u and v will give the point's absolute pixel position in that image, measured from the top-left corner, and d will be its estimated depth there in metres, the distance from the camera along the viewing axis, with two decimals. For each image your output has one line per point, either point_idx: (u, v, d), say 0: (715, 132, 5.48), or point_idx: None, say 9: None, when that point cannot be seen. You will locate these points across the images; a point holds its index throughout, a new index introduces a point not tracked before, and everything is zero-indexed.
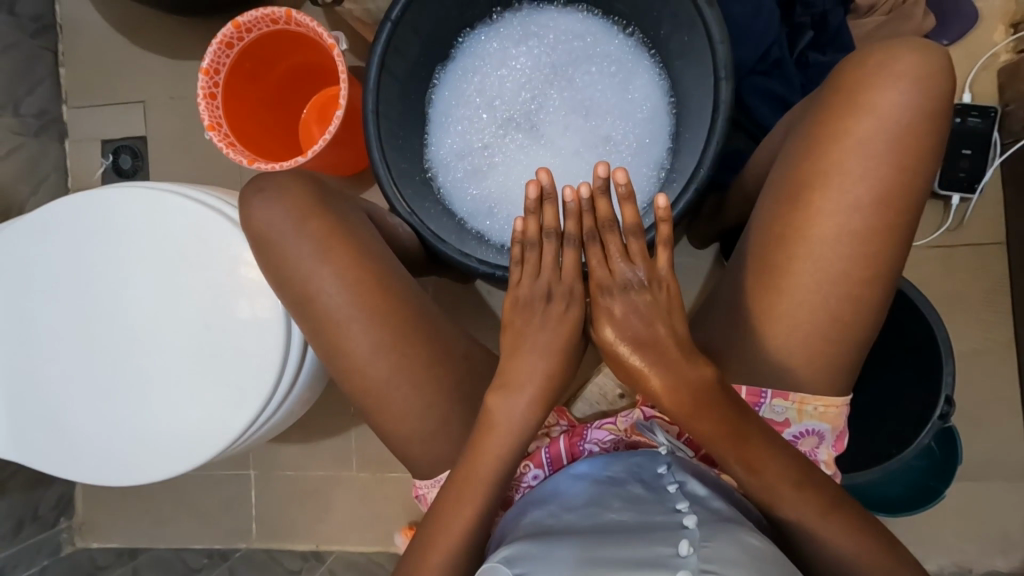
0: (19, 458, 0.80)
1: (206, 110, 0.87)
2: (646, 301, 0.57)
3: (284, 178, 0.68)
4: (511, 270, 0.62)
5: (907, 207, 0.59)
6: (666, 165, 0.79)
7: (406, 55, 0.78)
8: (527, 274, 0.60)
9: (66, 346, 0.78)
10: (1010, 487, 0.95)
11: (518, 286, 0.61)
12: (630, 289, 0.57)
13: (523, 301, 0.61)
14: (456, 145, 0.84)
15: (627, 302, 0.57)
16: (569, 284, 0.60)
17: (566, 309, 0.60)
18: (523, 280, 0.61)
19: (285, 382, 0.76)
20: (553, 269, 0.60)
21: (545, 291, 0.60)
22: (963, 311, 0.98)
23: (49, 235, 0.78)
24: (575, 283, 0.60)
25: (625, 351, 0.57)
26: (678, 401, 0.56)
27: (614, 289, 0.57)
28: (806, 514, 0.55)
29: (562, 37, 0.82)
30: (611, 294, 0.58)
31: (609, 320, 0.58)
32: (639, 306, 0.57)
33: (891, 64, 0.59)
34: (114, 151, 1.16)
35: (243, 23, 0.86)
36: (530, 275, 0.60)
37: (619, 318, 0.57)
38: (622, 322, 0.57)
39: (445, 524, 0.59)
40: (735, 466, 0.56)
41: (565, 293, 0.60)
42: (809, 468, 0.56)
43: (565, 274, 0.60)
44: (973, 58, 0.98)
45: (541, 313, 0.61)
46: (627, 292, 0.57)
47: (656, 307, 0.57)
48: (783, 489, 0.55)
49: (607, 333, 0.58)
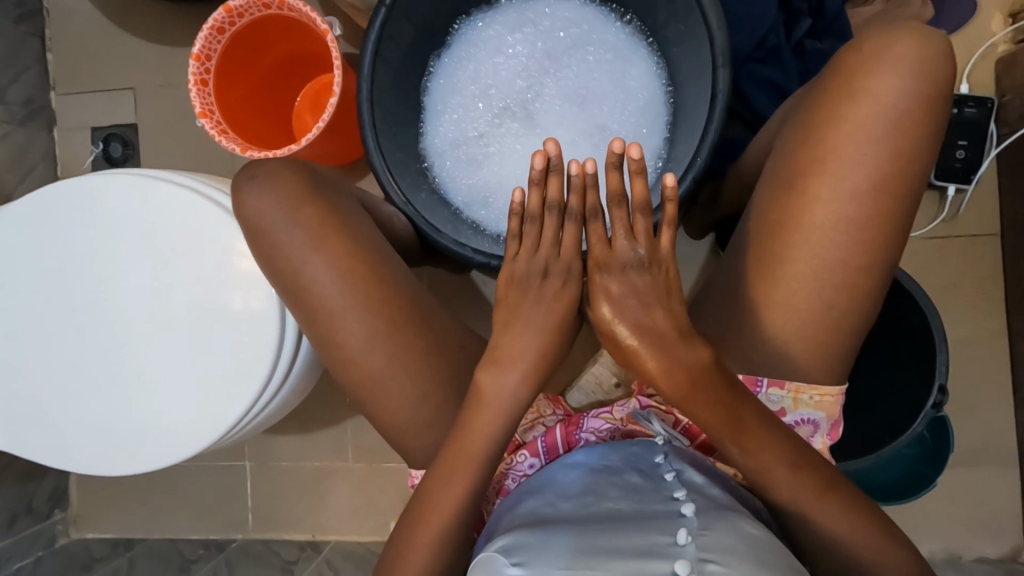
0: (13, 448, 0.79)
1: (198, 97, 0.86)
2: (645, 281, 0.57)
3: (279, 165, 0.67)
4: (508, 244, 0.62)
5: (901, 194, 0.58)
6: (664, 154, 0.79)
7: (401, 41, 0.77)
8: (526, 248, 0.60)
9: (57, 336, 0.77)
10: (1000, 474, 0.96)
11: (514, 260, 0.60)
12: (629, 268, 0.57)
13: (518, 278, 0.60)
14: (452, 134, 0.83)
15: (625, 281, 0.57)
16: (567, 261, 0.60)
17: (563, 287, 0.60)
18: (521, 254, 0.60)
19: (281, 369, 0.75)
20: (552, 245, 0.59)
21: (543, 267, 0.60)
22: (957, 301, 0.98)
23: (40, 224, 0.77)
24: (573, 261, 0.60)
25: (622, 331, 0.57)
26: (675, 383, 0.56)
27: (613, 267, 0.57)
28: (799, 495, 0.55)
29: (558, 24, 0.81)
30: (609, 272, 0.57)
31: (606, 299, 0.57)
32: (636, 286, 0.57)
33: (889, 48, 0.58)
34: (104, 140, 1.14)
35: (235, 8, 0.85)
36: (528, 250, 0.60)
37: (616, 297, 0.57)
38: (619, 301, 0.57)
39: (436, 510, 0.58)
40: (729, 448, 0.56)
41: (562, 270, 0.60)
42: (808, 455, 0.56)
43: (565, 250, 0.60)
44: (971, 48, 0.97)
45: (536, 292, 0.60)
46: (625, 272, 0.57)
47: (655, 287, 0.57)
48: (778, 470, 0.55)
49: (603, 312, 0.58)
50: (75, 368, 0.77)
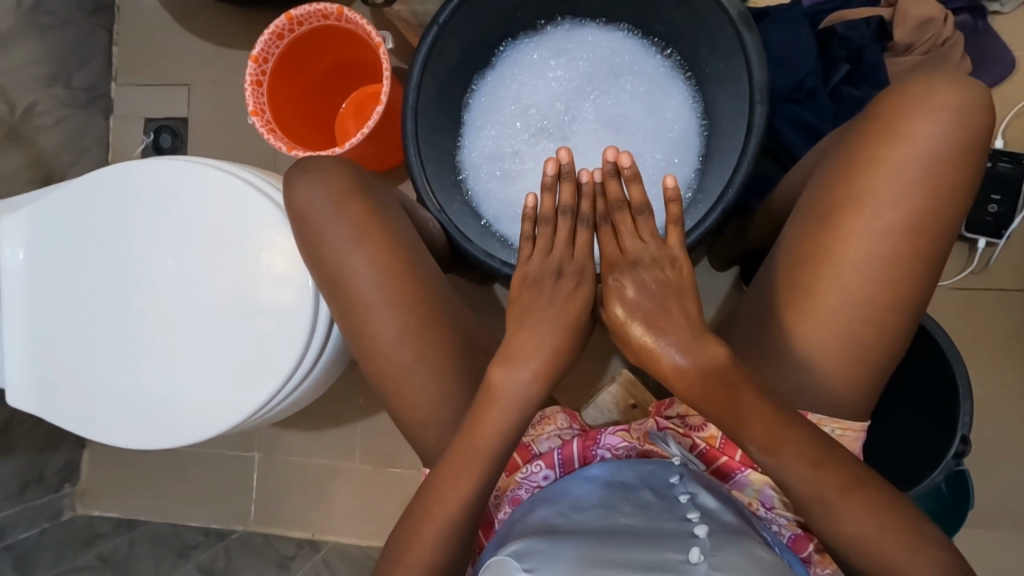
0: (40, 412, 0.81)
1: (252, 96, 0.90)
2: (658, 279, 0.58)
3: (329, 162, 0.70)
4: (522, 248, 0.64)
5: (934, 237, 0.59)
6: (694, 185, 0.81)
7: (450, 56, 0.80)
8: (540, 251, 0.62)
9: (97, 308, 0.80)
10: (1018, 539, 0.93)
11: (529, 262, 0.62)
12: (639, 266, 0.58)
13: (532, 278, 0.62)
14: (488, 150, 0.86)
15: (636, 279, 0.58)
16: (580, 262, 0.62)
17: (578, 286, 0.62)
18: (535, 256, 0.62)
19: (306, 362, 0.77)
20: (566, 246, 0.62)
21: (557, 268, 0.61)
22: (981, 356, 0.97)
23: (95, 201, 0.81)
24: (586, 262, 0.62)
25: (635, 328, 0.58)
26: (686, 381, 0.56)
27: (624, 266, 0.59)
28: (824, 498, 0.54)
29: (600, 53, 0.85)
30: (620, 272, 0.59)
31: (620, 299, 0.59)
32: (648, 283, 0.58)
33: (930, 95, 0.59)
34: (155, 130, 1.20)
35: (296, 16, 0.90)
36: (542, 251, 0.62)
37: (629, 295, 0.58)
38: (632, 300, 0.58)
39: (446, 508, 0.58)
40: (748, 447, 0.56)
41: (576, 271, 0.62)
42: (848, 480, 0.54)
43: (578, 251, 0.62)
44: (1007, 106, 0.99)
45: (551, 290, 0.62)
46: (635, 269, 0.58)
47: (666, 286, 0.58)
48: (799, 467, 0.55)
49: (618, 312, 0.59)
50: (111, 341, 0.80)
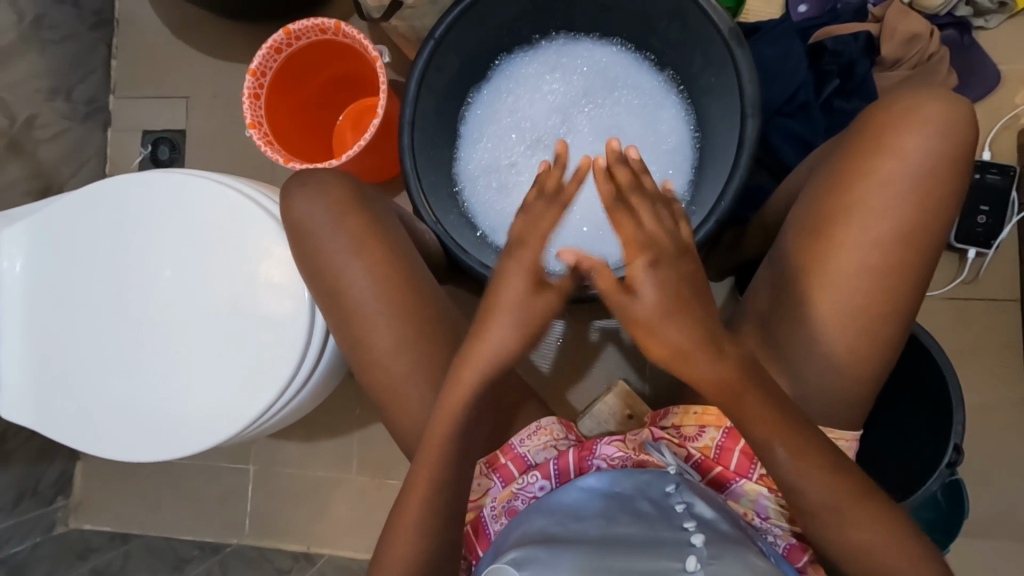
0: (35, 424, 0.81)
1: (250, 109, 0.91)
2: (689, 271, 0.53)
3: (327, 175, 0.71)
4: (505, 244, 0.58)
5: (923, 247, 0.60)
6: (687, 197, 0.82)
7: (447, 70, 0.81)
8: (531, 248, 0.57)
9: (95, 319, 0.80)
10: (1013, 548, 0.94)
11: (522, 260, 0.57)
12: (672, 259, 0.52)
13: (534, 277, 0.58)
14: (485, 162, 0.87)
15: (671, 275, 0.52)
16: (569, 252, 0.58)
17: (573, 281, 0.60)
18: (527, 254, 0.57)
19: (303, 373, 0.77)
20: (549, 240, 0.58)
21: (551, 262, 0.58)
22: (975, 365, 0.98)
23: (94, 211, 0.81)
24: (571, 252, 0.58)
25: (671, 328, 0.52)
26: (713, 389, 0.55)
27: (657, 260, 0.51)
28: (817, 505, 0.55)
29: (594, 68, 0.86)
30: (653, 267, 0.51)
31: (655, 297, 0.51)
32: (683, 277, 0.52)
33: (918, 110, 0.61)
34: (153, 142, 1.21)
35: (294, 30, 0.91)
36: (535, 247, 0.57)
37: (666, 292, 0.51)
38: (669, 298, 0.51)
39: (441, 520, 0.59)
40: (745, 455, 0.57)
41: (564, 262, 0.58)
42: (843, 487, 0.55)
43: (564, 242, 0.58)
44: (994, 119, 1.00)
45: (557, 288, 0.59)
46: (667, 263, 0.52)
47: (696, 278, 0.53)
48: (800, 472, 0.55)
49: (654, 311, 0.51)
50: (109, 352, 0.80)
